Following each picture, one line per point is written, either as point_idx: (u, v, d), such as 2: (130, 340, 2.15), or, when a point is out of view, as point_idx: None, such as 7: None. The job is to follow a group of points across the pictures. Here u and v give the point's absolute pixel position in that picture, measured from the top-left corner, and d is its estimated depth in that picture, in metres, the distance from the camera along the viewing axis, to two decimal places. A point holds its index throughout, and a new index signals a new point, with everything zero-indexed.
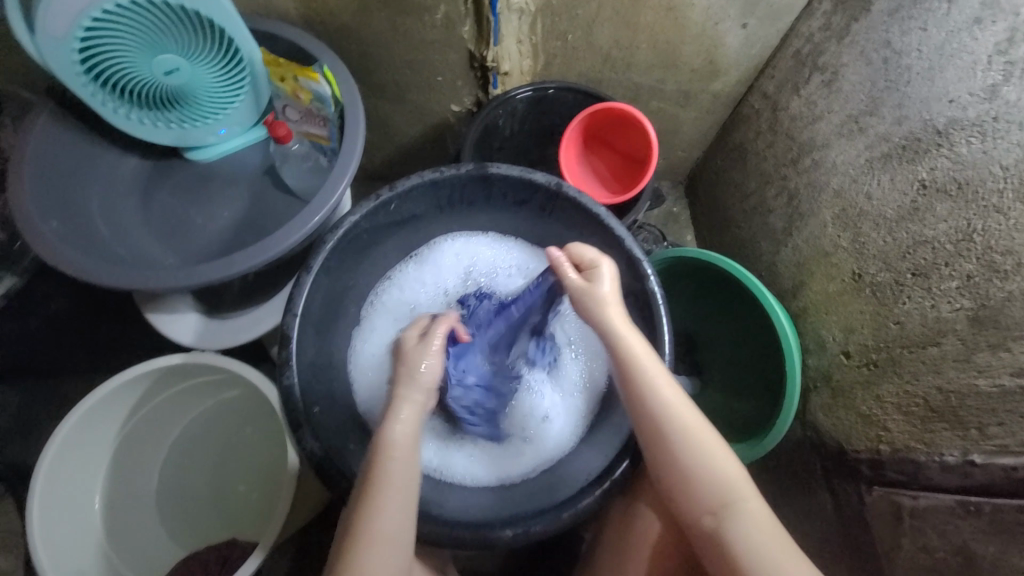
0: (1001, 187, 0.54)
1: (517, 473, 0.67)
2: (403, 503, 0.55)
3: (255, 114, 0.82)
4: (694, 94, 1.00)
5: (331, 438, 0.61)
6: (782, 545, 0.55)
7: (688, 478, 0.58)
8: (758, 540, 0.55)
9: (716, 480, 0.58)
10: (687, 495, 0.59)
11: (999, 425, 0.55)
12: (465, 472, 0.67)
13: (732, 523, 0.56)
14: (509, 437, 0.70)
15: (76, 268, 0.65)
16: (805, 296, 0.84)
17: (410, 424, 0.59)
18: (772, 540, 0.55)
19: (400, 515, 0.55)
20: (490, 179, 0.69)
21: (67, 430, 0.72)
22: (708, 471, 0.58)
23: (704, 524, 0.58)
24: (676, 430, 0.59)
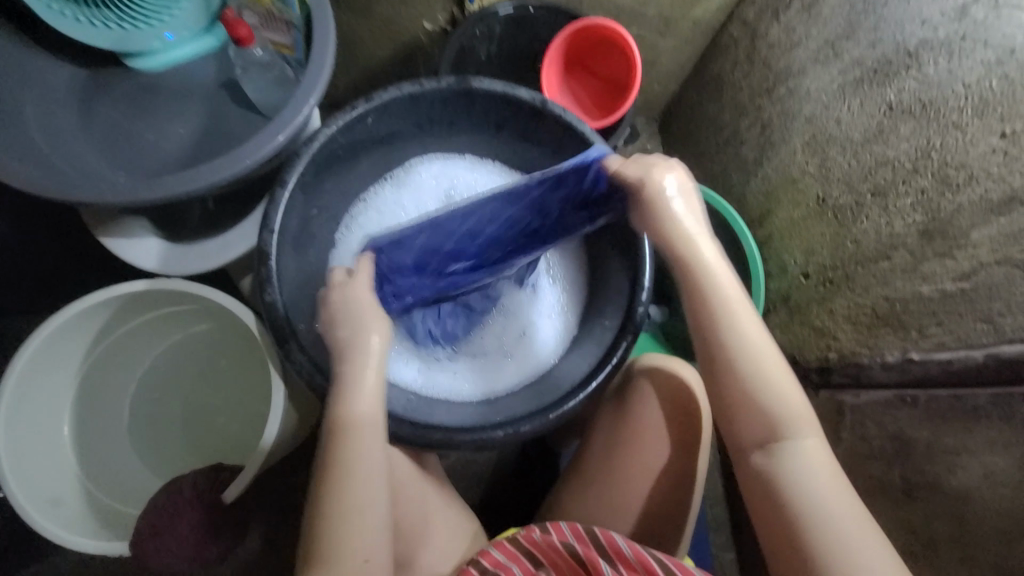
0: (962, 105, 0.58)
1: (500, 388, 0.69)
2: (373, 465, 0.56)
3: (205, 18, 0.74)
4: (675, 21, 0.98)
5: (320, 356, 0.61)
6: (831, 480, 0.54)
7: (748, 402, 0.57)
8: (814, 471, 0.54)
9: (779, 410, 0.56)
10: (740, 418, 0.57)
11: (938, 325, 0.61)
12: (449, 389, 0.69)
13: (788, 452, 0.55)
14: (490, 353, 0.73)
15: (19, 177, 0.60)
16: (771, 224, 0.88)
17: (371, 395, 0.57)
18: (823, 475, 0.54)
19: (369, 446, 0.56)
20: (472, 95, 0.66)
21: (25, 361, 0.67)
22: (772, 398, 0.56)
23: (756, 456, 0.56)
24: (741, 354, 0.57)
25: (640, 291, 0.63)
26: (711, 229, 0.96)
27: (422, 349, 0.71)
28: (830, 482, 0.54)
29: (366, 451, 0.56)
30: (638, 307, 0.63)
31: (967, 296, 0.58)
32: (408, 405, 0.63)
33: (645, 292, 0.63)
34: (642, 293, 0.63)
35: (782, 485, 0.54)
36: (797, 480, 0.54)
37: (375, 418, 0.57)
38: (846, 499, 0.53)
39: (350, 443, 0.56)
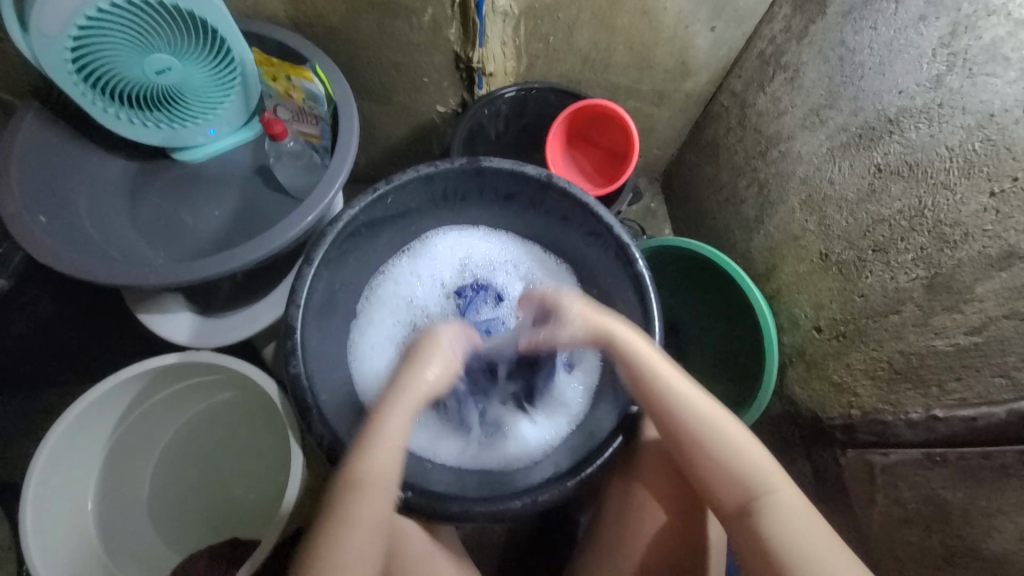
0: (948, 166, 0.61)
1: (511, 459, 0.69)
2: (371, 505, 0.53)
3: (245, 113, 0.82)
4: (668, 94, 1.06)
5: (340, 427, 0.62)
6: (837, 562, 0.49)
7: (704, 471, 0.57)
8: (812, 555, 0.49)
9: (739, 468, 0.56)
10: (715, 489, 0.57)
11: (957, 380, 0.60)
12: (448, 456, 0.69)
13: (763, 510, 0.53)
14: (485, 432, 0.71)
15: (73, 266, 0.65)
16: (778, 278, 0.90)
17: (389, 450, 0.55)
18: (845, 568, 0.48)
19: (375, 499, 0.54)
20: (482, 173, 0.72)
21: (55, 441, 0.69)
22: (729, 457, 0.56)
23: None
24: (689, 422, 0.59)
25: None
26: (720, 284, 0.98)
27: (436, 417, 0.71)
28: (806, 522, 0.52)
29: (371, 501, 0.53)
30: None
31: (982, 351, 0.58)
32: (418, 474, 0.63)
33: None
34: None
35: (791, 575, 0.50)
36: (776, 534, 0.51)
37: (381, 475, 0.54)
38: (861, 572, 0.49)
39: (354, 501, 0.53)
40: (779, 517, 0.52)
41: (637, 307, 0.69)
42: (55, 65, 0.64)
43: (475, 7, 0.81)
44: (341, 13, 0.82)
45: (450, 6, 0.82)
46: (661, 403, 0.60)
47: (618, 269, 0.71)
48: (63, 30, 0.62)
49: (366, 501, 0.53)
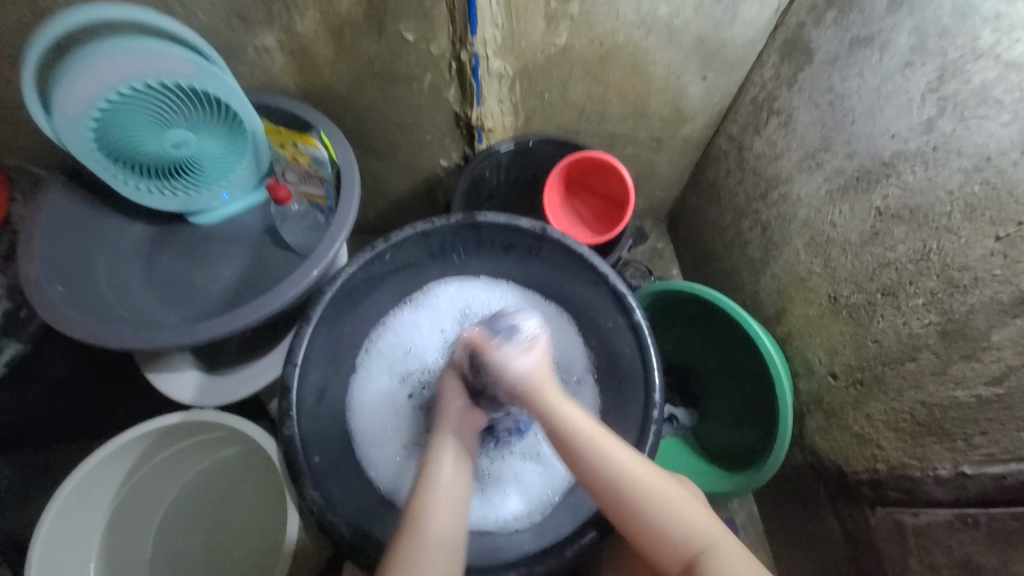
0: (949, 210, 0.59)
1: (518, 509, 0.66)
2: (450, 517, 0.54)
3: (256, 176, 0.87)
4: (666, 139, 1.08)
5: (332, 489, 0.61)
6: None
7: (647, 533, 0.56)
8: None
9: (678, 523, 0.56)
10: (662, 549, 0.56)
11: (983, 434, 0.56)
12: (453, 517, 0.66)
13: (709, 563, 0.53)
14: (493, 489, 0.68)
15: (86, 332, 0.68)
16: (788, 321, 0.87)
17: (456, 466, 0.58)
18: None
19: (452, 507, 0.55)
20: (479, 227, 0.73)
21: (60, 505, 0.70)
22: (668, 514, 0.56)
23: None
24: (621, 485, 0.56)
25: (651, 407, 0.66)
26: (730, 327, 0.95)
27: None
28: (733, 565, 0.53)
29: (448, 510, 0.55)
30: (651, 423, 0.65)
31: (1006, 403, 0.54)
32: None
33: (656, 408, 0.65)
34: (654, 410, 0.65)
35: None
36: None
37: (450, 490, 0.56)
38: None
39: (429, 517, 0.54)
40: (723, 569, 0.53)
41: (636, 359, 0.69)
42: (79, 144, 0.70)
43: (470, 71, 0.86)
44: (346, 83, 0.88)
45: (447, 72, 0.86)
46: (584, 469, 0.57)
47: (617, 318, 0.71)
48: (87, 113, 0.68)
49: (440, 510, 0.54)
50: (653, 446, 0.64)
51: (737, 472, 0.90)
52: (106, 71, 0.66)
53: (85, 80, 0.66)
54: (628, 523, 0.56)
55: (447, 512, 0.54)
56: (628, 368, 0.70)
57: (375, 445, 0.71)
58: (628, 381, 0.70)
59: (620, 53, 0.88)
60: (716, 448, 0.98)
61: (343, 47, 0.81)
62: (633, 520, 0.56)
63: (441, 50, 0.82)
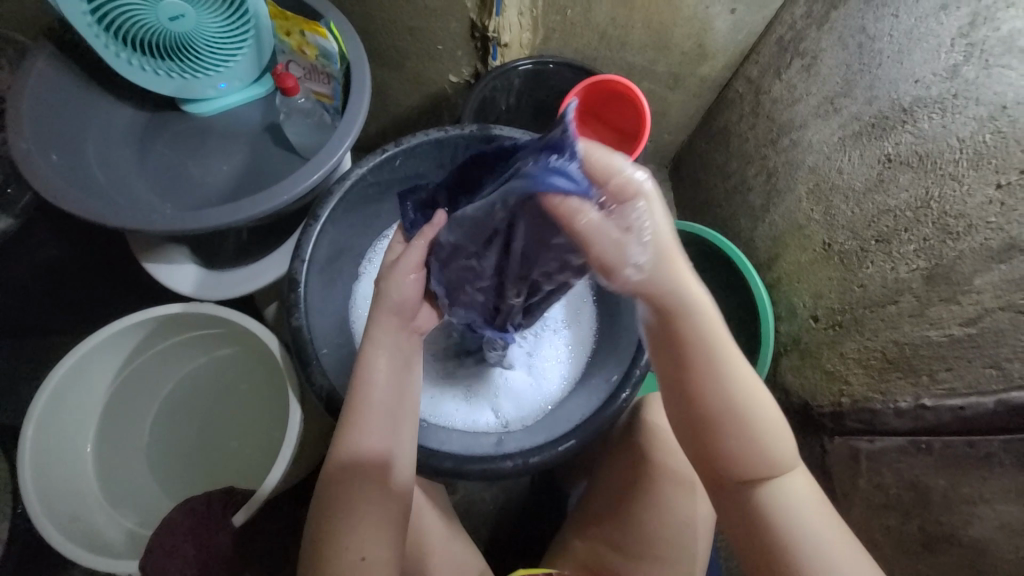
0: (957, 158, 0.61)
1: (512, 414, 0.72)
2: (377, 471, 0.54)
3: (256, 69, 0.82)
4: (682, 77, 1.05)
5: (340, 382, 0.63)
6: (813, 512, 0.50)
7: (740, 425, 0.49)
8: (797, 508, 0.50)
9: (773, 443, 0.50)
10: (745, 458, 0.49)
11: (948, 370, 0.62)
12: (452, 416, 0.71)
13: (780, 488, 0.50)
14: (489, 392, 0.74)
15: (79, 206, 0.65)
16: (779, 267, 0.90)
17: (379, 401, 0.56)
18: (813, 516, 0.50)
19: (397, 353, 0.59)
20: (493, 141, 0.71)
21: (57, 378, 0.71)
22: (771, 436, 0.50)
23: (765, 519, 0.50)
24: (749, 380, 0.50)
25: None
26: (721, 270, 0.98)
27: (442, 378, 0.74)
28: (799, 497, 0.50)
29: (382, 424, 0.55)
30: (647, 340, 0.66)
31: (975, 342, 0.59)
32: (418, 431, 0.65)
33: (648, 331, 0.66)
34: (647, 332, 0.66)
35: (776, 518, 0.49)
36: (786, 508, 0.50)
37: (378, 447, 0.54)
38: (830, 520, 0.50)
39: (350, 477, 0.53)
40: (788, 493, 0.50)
41: None
42: (70, 5, 0.64)
43: None
44: None
45: None
46: (700, 348, 0.49)
47: None
48: None
49: (370, 421, 0.55)
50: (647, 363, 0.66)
51: None
52: None
53: None
54: (724, 415, 0.49)
55: (376, 391, 0.56)
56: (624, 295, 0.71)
57: None
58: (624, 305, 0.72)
59: None
60: None
61: None
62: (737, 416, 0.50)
63: None
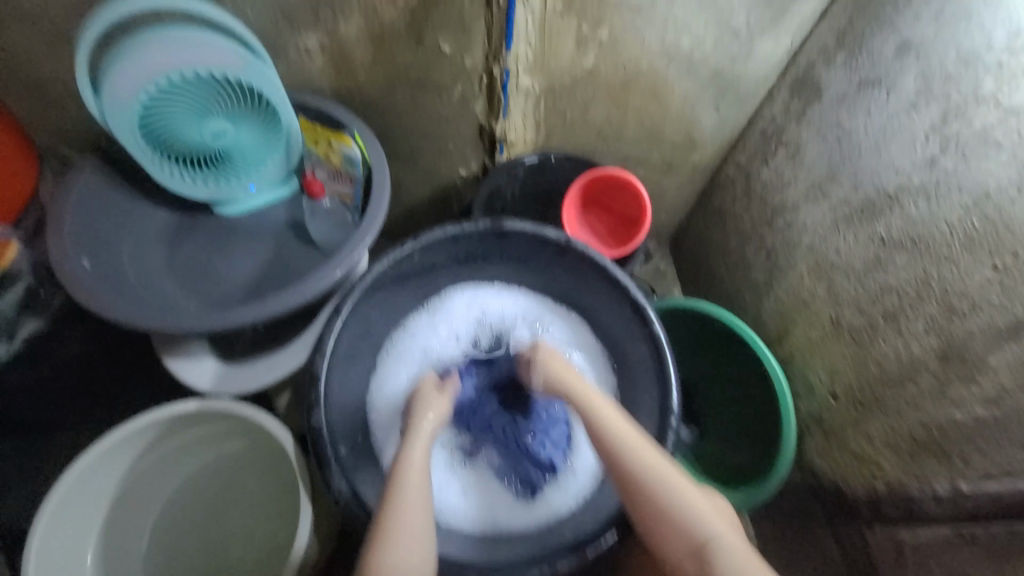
0: (950, 241, 0.64)
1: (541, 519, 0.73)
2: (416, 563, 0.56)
3: (283, 172, 0.88)
4: (676, 164, 1.13)
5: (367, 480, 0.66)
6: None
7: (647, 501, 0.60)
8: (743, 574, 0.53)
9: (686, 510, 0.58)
10: (665, 533, 0.59)
11: (979, 453, 0.60)
12: (491, 517, 0.75)
13: (717, 557, 0.55)
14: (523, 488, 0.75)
15: (109, 311, 0.68)
16: (790, 342, 0.91)
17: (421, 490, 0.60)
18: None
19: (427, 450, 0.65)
20: (506, 234, 0.78)
21: (69, 477, 0.72)
22: (681, 504, 0.58)
23: None
24: (643, 461, 0.61)
25: (669, 414, 0.71)
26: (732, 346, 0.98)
27: (479, 475, 0.77)
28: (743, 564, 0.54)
29: (415, 530, 0.57)
30: (669, 429, 0.70)
31: (1002, 423, 0.58)
32: (466, 544, 0.71)
33: (673, 416, 0.71)
34: (671, 419, 0.70)
35: None
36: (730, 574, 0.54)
37: (416, 540, 0.57)
38: None
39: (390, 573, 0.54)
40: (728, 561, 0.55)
41: (654, 373, 0.74)
42: (122, 126, 0.71)
43: (500, 85, 0.90)
44: (378, 88, 0.91)
45: (477, 84, 0.90)
46: (607, 453, 0.63)
47: (636, 330, 0.76)
48: (134, 98, 0.69)
49: (411, 511, 0.58)
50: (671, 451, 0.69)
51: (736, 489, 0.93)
52: (161, 62, 0.68)
53: (139, 66, 0.67)
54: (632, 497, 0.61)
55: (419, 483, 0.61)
56: (646, 377, 0.76)
57: None
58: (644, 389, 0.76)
59: (640, 80, 0.93)
60: (714, 466, 1.01)
61: (381, 54, 0.85)
62: (642, 496, 0.60)
63: (474, 62, 0.86)
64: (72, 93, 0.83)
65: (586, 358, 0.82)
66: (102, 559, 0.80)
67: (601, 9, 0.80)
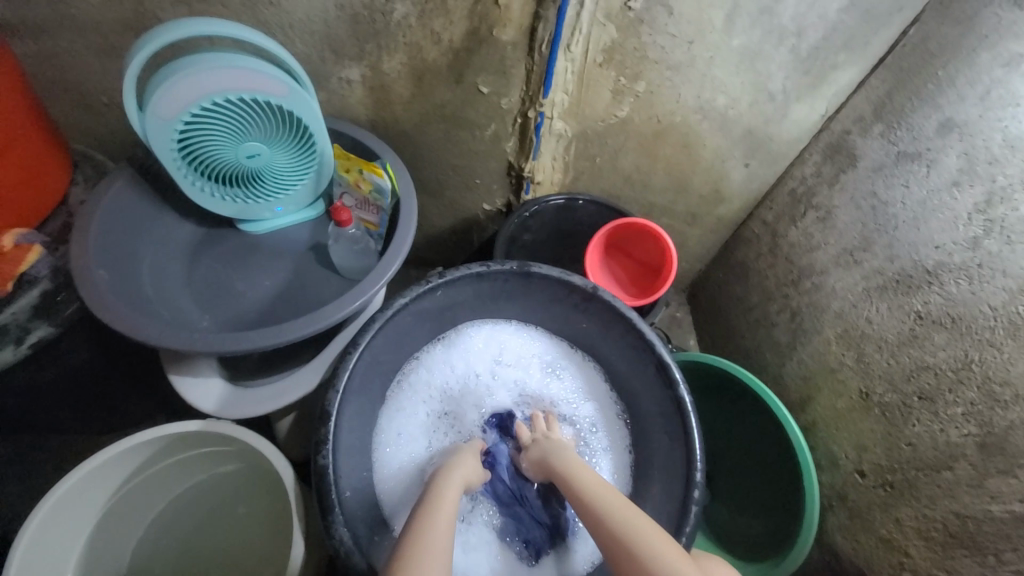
0: (993, 324, 0.61)
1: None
2: None
3: (312, 195, 0.88)
4: (701, 216, 1.12)
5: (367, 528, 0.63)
6: None
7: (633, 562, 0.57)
8: None
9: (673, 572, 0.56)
10: None
11: (1014, 552, 0.56)
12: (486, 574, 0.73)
13: None
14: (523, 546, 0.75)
15: (122, 324, 0.66)
16: (813, 410, 0.87)
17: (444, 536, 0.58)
18: None
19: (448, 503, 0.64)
20: (531, 277, 0.77)
21: (52, 503, 0.66)
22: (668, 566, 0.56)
23: None
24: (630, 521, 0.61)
25: (692, 486, 0.67)
26: (751, 406, 0.95)
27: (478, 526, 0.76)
28: None
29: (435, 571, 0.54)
30: (691, 504, 0.66)
31: None
32: None
33: (697, 487, 0.67)
34: (694, 490, 0.66)
35: None
36: None
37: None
38: None
39: None
40: None
41: (676, 441, 0.71)
42: (160, 142, 0.72)
43: (534, 128, 0.91)
44: (414, 122, 0.92)
45: (511, 125, 0.91)
46: (595, 517, 0.62)
47: (659, 387, 0.74)
48: (176, 116, 0.70)
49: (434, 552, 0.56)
50: (693, 526, 0.65)
51: (750, 560, 0.88)
52: (206, 83, 0.68)
53: (184, 87, 0.68)
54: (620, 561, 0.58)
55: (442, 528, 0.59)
56: (670, 440, 0.73)
57: (410, 490, 0.74)
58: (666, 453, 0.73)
59: (673, 132, 0.94)
60: (726, 533, 0.95)
61: (421, 91, 0.86)
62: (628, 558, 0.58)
63: (510, 105, 0.88)
64: (114, 103, 0.85)
65: (598, 406, 0.84)
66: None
67: (641, 64, 0.81)
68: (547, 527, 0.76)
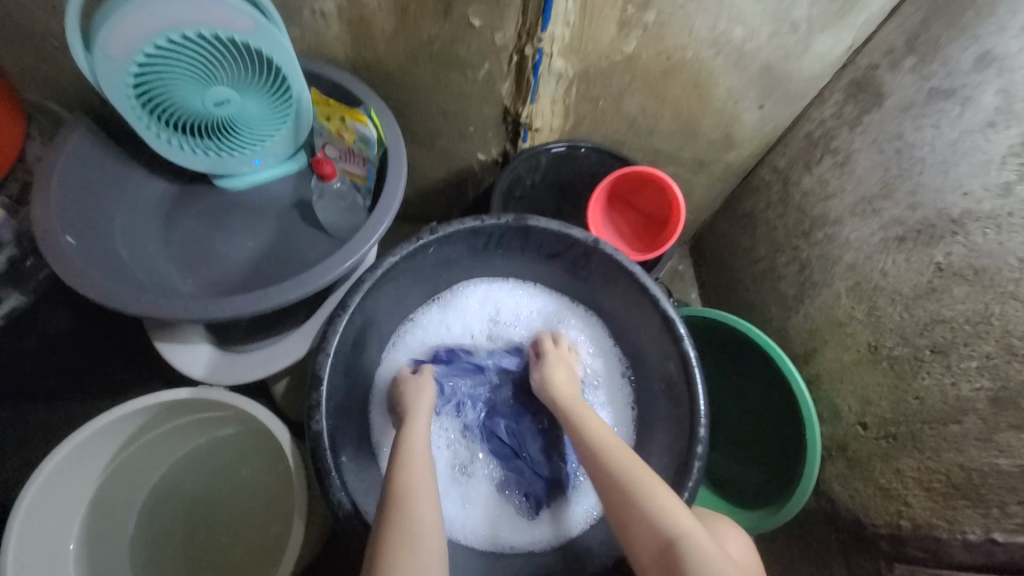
0: (1019, 277, 0.59)
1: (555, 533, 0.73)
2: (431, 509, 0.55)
3: (291, 147, 0.81)
4: (708, 163, 1.06)
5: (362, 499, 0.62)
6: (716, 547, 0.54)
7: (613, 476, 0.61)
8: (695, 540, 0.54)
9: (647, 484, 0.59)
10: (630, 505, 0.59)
11: (1020, 504, 0.57)
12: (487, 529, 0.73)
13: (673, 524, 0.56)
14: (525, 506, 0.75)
15: (96, 291, 0.62)
16: (818, 362, 0.86)
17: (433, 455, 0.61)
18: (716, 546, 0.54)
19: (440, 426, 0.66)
20: (528, 231, 0.72)
21: (49, 471, 0.66)
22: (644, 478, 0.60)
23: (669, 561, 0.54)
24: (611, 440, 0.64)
25: (696, 442, 0.66)
26: (755, 360, 0.93)
27: (480, 485, 0.76)
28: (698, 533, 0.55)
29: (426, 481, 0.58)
30: (695, 459, 0.65)
31: None
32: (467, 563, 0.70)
33: (701, 444, 0.65)
34: (698, 446, 0.65)
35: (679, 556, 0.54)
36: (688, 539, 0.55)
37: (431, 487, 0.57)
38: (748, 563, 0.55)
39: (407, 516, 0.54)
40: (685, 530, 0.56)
41: (680, 395, 0.70)
42: (114, 87, 0.64)
43: (531, 67, 0.83)
44: (399, 62, 0.84)
45: (506, 64, 0.83)
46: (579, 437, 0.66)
47: (664, 342, 0.71)
48: (128, 58, 0.62)
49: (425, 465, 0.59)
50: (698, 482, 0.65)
51: (749, 509, 0.90)
52: (157, 16, 0.60)
53: (135, 22, 0.60)
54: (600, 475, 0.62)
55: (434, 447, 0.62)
56: (673, 397, 0.71)
57: None
58: (669, 408, 0.72)
59: (684, 69, 0.85)
60: (725, 482, 0.96)
61: (404, 24, 0.77)
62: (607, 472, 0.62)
63: (504, 40, 0.79)
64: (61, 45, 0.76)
65: (597, 361, 0.82)
66: (85, 546, 0.73)
67: None
68: (550, 481, 0.76)
